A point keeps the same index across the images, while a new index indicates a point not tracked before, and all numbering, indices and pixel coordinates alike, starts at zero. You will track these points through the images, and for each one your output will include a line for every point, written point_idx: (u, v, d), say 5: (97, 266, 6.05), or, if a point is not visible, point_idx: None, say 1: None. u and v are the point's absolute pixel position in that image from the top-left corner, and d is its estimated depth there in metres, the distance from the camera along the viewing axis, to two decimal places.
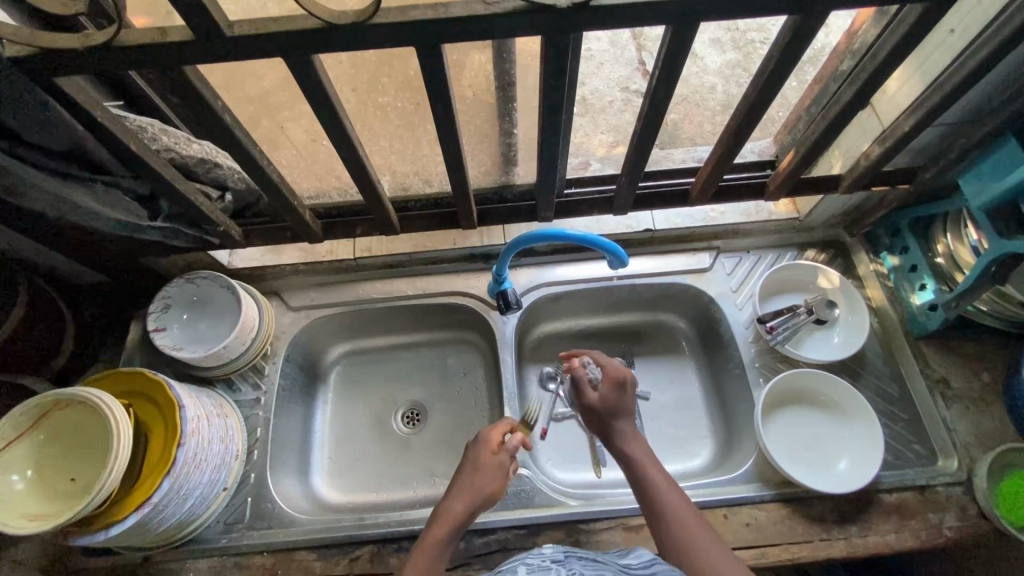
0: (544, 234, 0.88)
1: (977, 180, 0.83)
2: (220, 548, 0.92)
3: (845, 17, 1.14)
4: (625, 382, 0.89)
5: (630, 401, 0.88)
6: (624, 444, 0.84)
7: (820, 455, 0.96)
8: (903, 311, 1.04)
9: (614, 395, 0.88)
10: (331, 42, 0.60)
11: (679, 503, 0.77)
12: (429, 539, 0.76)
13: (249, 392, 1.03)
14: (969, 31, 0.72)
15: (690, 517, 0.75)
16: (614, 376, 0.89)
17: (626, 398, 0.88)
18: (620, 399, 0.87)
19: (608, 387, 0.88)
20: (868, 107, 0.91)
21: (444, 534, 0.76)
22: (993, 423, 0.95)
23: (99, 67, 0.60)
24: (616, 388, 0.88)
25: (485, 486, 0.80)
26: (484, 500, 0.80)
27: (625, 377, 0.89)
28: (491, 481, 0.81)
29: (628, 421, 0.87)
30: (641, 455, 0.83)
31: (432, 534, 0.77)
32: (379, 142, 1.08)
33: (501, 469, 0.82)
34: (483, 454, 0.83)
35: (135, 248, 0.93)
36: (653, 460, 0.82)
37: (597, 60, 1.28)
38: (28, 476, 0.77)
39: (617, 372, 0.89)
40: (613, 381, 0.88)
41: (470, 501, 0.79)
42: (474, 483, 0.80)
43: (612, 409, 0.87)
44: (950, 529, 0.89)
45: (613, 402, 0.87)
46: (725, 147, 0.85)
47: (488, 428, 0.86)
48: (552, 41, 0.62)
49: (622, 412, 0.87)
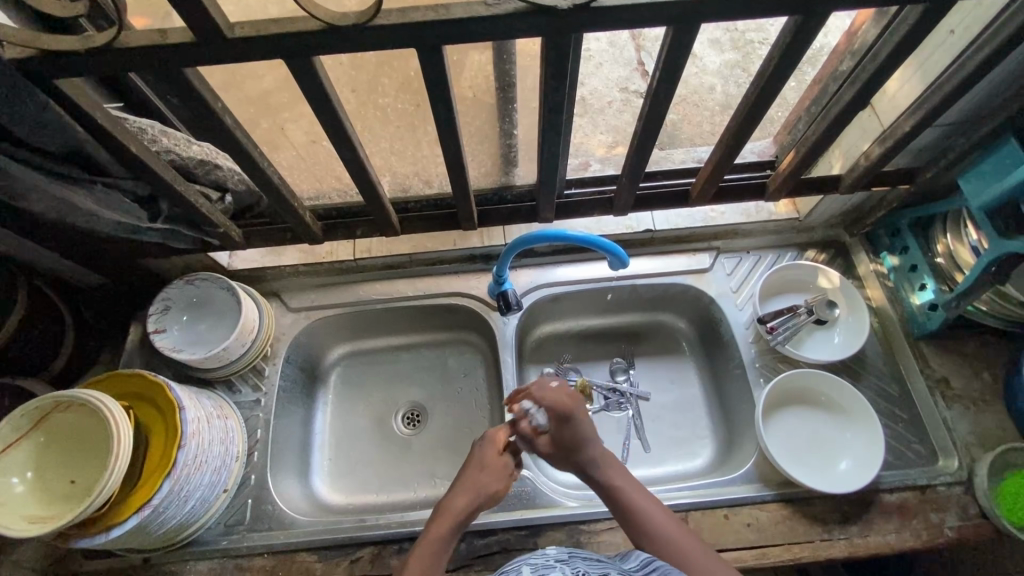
0: (545, 235, 0.88)
1: (977, 179, 0.83)
2: (220, 550, 0.92)
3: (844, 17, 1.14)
4: (568, 416, 0.83)
5: (587, 429, 0.84)
6: (596, 475, 0.82)
7: (821, 456, 0.96)
8: (903, 311, 1.04)
9: (566, 433, 0.83)
10: (332, 43, 0.60)
11: (661, 511, 0.78)
12: (434, 532, 0.76)
13: (249, 394, 1.03)
14: (969, 33, 0.72)
15: (678, 531, 0.75)
16: (560, 415, 0.84)
17: (578, 430, 0.83)
18: (572, 434, 0.83)
19: (557, 428, 0.84)
20: (868, 107, 0.91)
21: (447, 529, 0.76)
22: (994, 423, 0.95)
23: (99, 70, 0.60)
24: (566, 427, 0.83)
25: (490, 485, 0.81)
26: (486, 500, 0.80)
27: (568, 410, 0.84)
28: (495, 481, 0.81)
29: (590, 451, 0.83)
30: (611, 475, 0.82)
31: (434, 530, 0.76)
32: (380, 143, 1.08)
33: (506, 470, 0.83)
34: (489, 452, 0.84)
35: (135, 249, 0.93)
36: (625, 477, 0.82)
37: (597, 60, 1.27)
38: (28, 477, 0.77)
39: (558, 407, 0.84)
40: (560, 420, 0.84)
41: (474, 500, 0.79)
42: (478, 481, 0.80)
43: (568, 447, 0.83)
44: (951, 529, 0.89)
45: (567, 439, 0.83)
46: (726, 148, 0.85)
47: (491, 429, 0.86)
48: (553, 42, 0.62)
49: (579, 446, 0.83)
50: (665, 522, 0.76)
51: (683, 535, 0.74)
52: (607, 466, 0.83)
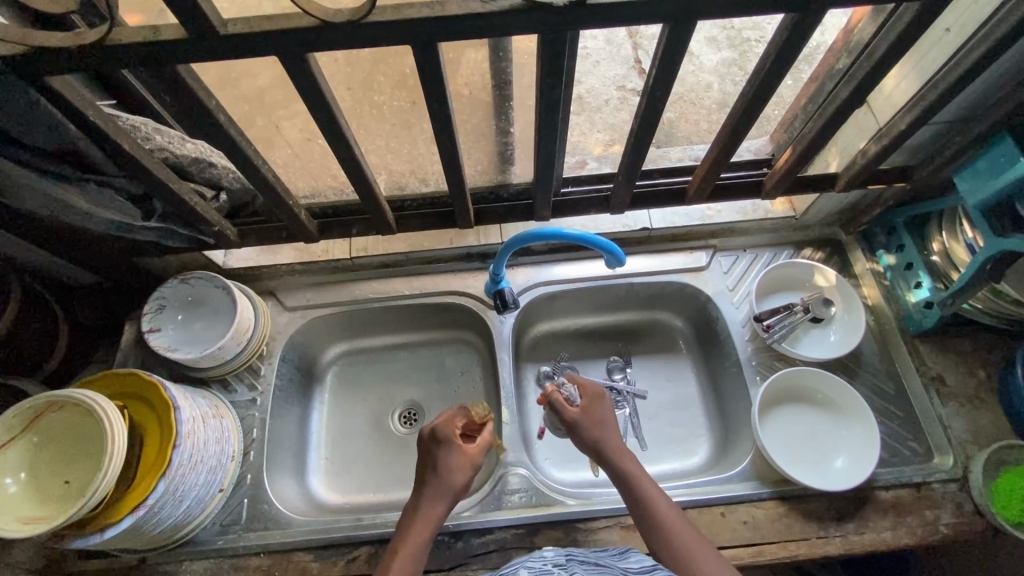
0: (541, 234, 0.88)
1: (972, 177, 0.83)
2: (216, 549, 0.91)
3: (841, 15, 1.14)
4: (599, 394, 0.91)
5: (609, 412, 0.90)
6: (614, 457, 0.84)
7: (817, 454, 0.96)
8: (899, 309, 1.04)
9: (594, 407, 0.89)
10: (327, 39, 0.59)
11: (671, 510, 0.77)
12: (410, 539, 0.77)
13: (244, 393, 1.03)
14: (964, 31, 0.72)
15: (677, 518, 0.76)
16: (591, 393, 0.91)
17: (604, 407, 0.90)
18: (600, 410, 0.89)
19: (587, 401, 0.90)
20: (864, 105, 0.91)
21: (426, 536, 0.77)
22: (989, 420, 0.96)
23: (91, 66, 0.60)
24: (594, 401, 0.90)
25: (460, 486, 0.82)
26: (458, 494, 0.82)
27: (601, 389, 0.91)
28: (460, 476, 0.82)
29: (610, 431, 0.87)
30: (629, 465, 0.83)
31: (413, 538, 0.77)
32: (375, 141, 1.09)
33: (469, 464, 0.83)
34: (448, 446, 0.83)
35: (129, 249, 0.92)
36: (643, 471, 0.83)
37: (593, 59, 1.28)
38: (21, 478, 0.76)
39: (591, 386, 0.92)
40: (590, 396, 0.90)
41: (444, 499, 0.81)
42: (449, 484, 0.81)
43: (592, 419, 0.88)
44: (946, 526, 0.89)
45: (594, 413, 0.88)
46: (722, 146, 0.85)
47: (440, 422, 0.85)
48: (549, 39, 0.62)
49: (604, 422, 0.88)
50: (665, 511, 0.77)
51: (684, 525, 0.75)
52: (622, 451, 0.85)
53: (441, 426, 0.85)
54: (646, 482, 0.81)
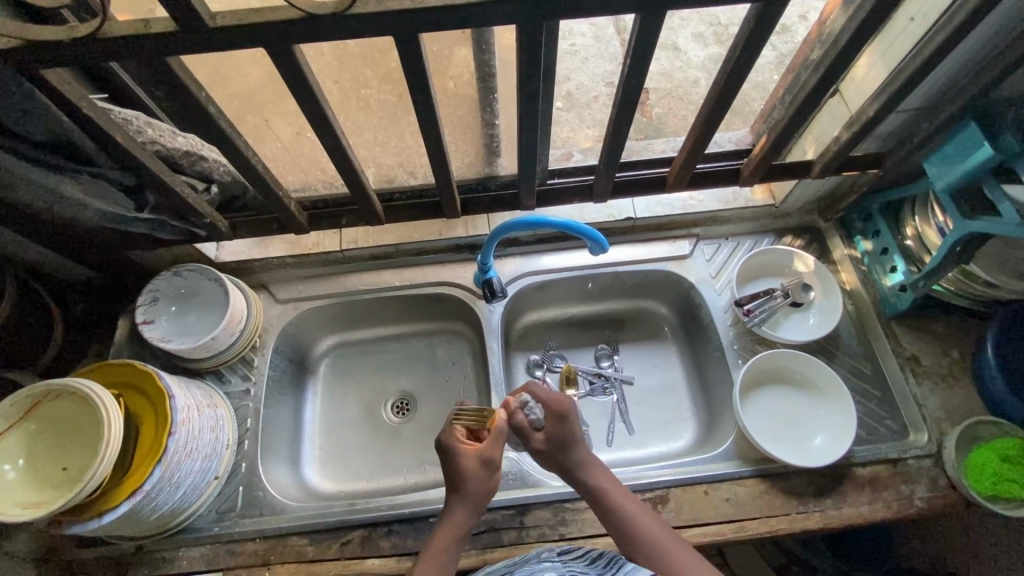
0: (526, 222, 0.90)
1: (941, 162, 0.85)
2: (212, 536, 0.93)
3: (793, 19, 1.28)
4: (563, 414, 0.84)
5: (575, 430, 0.85)
6: (584, 474, 0.83)
7: (797, 433, 0.99)
8: (876, 293, 1.08)
9: (557, 430, 0.84)
10: (312, 32, 0.62)
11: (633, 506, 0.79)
12: (433, 546, 0.75)
13: (238, 384, 1.05)
14: (927, 20, 0.75)
15: (656, 527, 0.76)
16: (555, 413, 0.84)
17: (570, 429, 0.84)
18: (564, 431, 0.84)
19: (550, 423, 0.84)
20: (838, 93, 0.93)
21: (451, 541, 0.75)
22: (962, 398, 0.99)
23: (80, 59, 0.61)
24: (557, 422, 0.84)
25: (484, 488, 0.78)
26: (483, 490, 0.78)
27: (565, 407, 0.84)
28: (485, 481, 0.79)
29: (576, 450, 0.84)
30: (594, 476, 0.83)
31: (437, 543, 0.76)
32: (365, 136, 1.14)
33: (480, 463, 0.78)
34: (455, 454, 0.79)
35: (123, 242, 0.94)
36: (614, 484, 0.82)
37: (581, 56, 1.31)
38: (20, 465, 0.78)
39: (556, 403, 0.85)
40: (554, 417, 0.84)
41: (464, 500, 0.78)
42: (472, 491, 0.78)
43: (558, 445, 0.83)
44: (921, 500, 0.92)
45: (558, 436, 0.84)
46: (698, 135, 0.87)
47: (444, 432, 0.82)
48: (527, 31, 0.64)
49: (571, 444, 0.84)
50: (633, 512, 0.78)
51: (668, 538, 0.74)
52: (590, 466, 0.84)
53: (447, 439, 0.81)
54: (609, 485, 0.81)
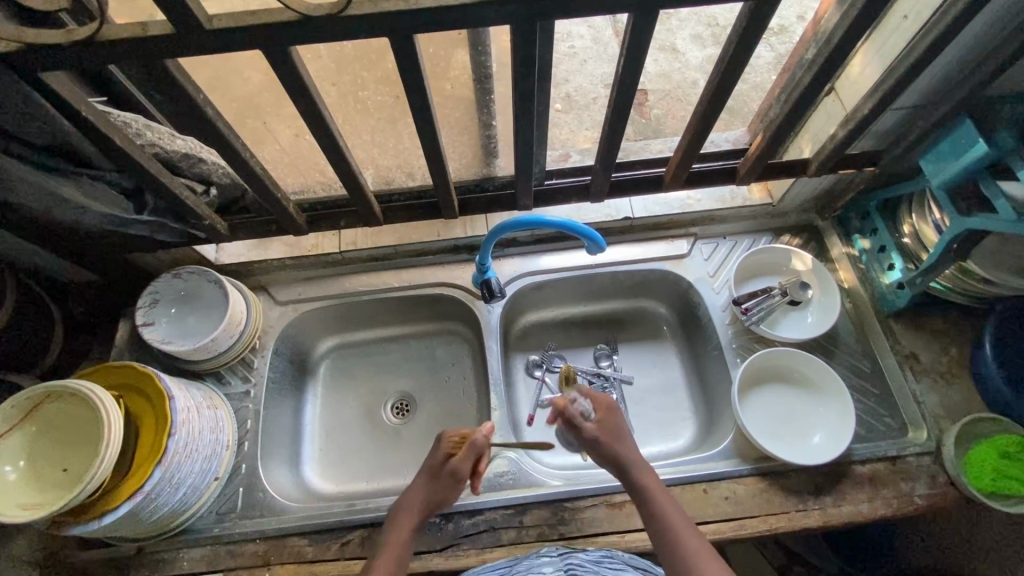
0: (523, 221, 0.91)
1: (936, 160, 0.86)
2: (213, 537, 0.94)
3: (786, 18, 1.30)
4: (610, 406, 0.86)
5: (623, 422, 0.86)
6: (631, 470, 0.81)
7: (796, 431, 0.99)
8: (874, 291, 1.08)
9: (608, 419, 0.86)
10: (306, 33, 0.62)
11: (672, 507, 0.78)
12: (393, 535, 0.79)
13: (238, 385, 1.05)
14: (921, 17, 0.75)
15: (686, 530, 0.75)
16: (604, 404, 0.87)
17: (619, 419, 0.86)
18: (614, 421, 0.86)
19: (602, 414, 0.85)
20: (833, 91, 0.94)
21: (409, 532, 0.79)
22: (961, 395, 0.99)
23: (79, 63, 0.62)
24: (607, 413, 0.86)
25: (445, 493, 0.82)
26: (446, 495, 0.82)
27: (613, 400, 0.87)
28: (451, 490, 0.82)
29: (628, 443, 0.84)
30: (643, 475, 0.81)
31: (398, 531, 0.79)
32: (362, 138, 1.14)
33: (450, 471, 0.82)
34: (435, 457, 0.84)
35: (123, 245, 0.94)
36: (657, 482, 0.81)
37: (581, 57, 1.32)
38: (20, 466, 0.78)
39: (603, 398, 0.88)
40: (603, 408, 0.86)
41: (430, 496, 0.81)
42: (437, 493, 0.82)
43: (610, 434, 0.83)
44: (921, 497, 0.92)
45: (609, 426, 0.85)
46: (694, 135, 0.88)
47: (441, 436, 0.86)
48: (520, 31, 0.65)
49: (621, 435, 0.84)
50: (669, 510, 0.77)
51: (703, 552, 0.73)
52: (639, 462, 0.82)
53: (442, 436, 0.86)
54: (652, 483, 0.80)
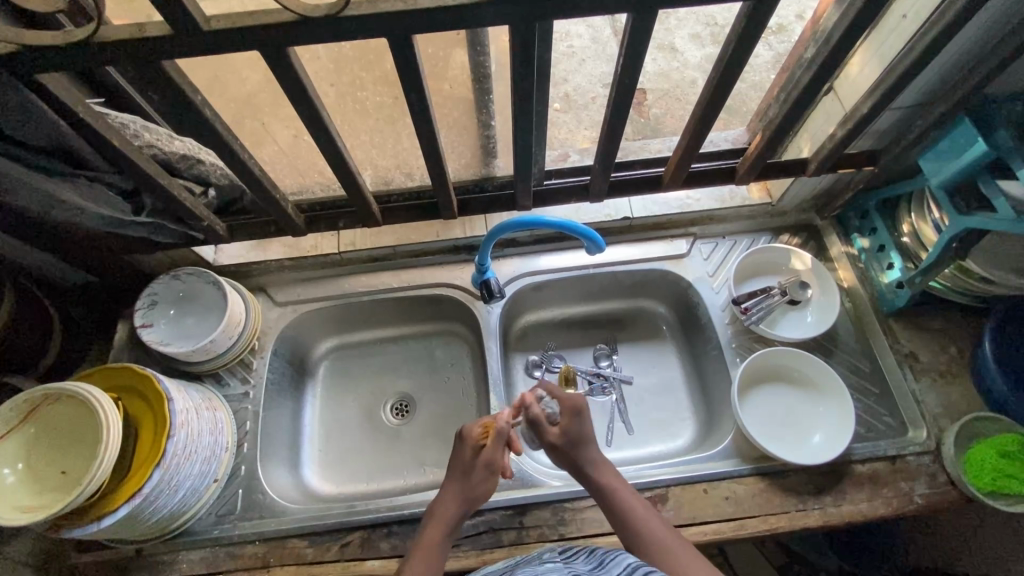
0: (522, 222, 0.90)
1: (936, 159, 0.86)
2: (212, 539, 0.94)
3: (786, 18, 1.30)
4: (579, 409, 0.85)
5: (589, 427, 0.85)
6: (595, 474, 0.82)
7: (796, 431, 0.99)
8: (873, 290, 1.08)
9: (573, 425, 0.84)
10: (305, 34, 0.62)
11: (640, 505, 0.78)
12: (423, 540, 0.76)
13: (237, 386, 1.05)
14: (920, 16, 0.75)
15: (659, 525, 0.75)
16: (570, 408, 0.85)
17: (586, 425, 0.85)
18: (580, 427, 0.84)
19: (565, 418, 0.84)
20: (832, 91, 0.94)
21: (441, 534, 0.77)
22: (960, 394, 0.99)
23: (76, 65, 0.62)
24: (572, 418, 0.85)
25: (479, 488, 0.80)
26: (477, 490, 0.80)
27: (581, 403, 0.86)
28: (485, 484, 0.80)
29: (592, 448, 0.84)
30: (608, 477, 0.82)
31: (429, 534, 0.77)
32: (360, 138, 1.14)
33: (481, 462, 0.81)
34: (465, 448, 0.82)
35: (121, 246, 0.94)
36: (625, 484, 0.82)
37: (579, 57, 1.32)
38: (18, 468, 0.78)
39: (571, 399, 0.86)
40: (569, 412, 0.85)
41: (458, 494, 0.80)
42: (468, 488, 0.80)
43: (572, 440, 0.83)
44: (920, 497, 0.92)
45: (573, 432, 0.84)
46: (693, 134, 0.88)
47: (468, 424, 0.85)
48: (519, 30, 0.64)
49: (585, 440, 0.84)
50: (637, 507, 0.78)
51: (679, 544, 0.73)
52: (603, 465, 0.83)
53: (466, 425, 0.85)
54: (618, 482, 0.81)
